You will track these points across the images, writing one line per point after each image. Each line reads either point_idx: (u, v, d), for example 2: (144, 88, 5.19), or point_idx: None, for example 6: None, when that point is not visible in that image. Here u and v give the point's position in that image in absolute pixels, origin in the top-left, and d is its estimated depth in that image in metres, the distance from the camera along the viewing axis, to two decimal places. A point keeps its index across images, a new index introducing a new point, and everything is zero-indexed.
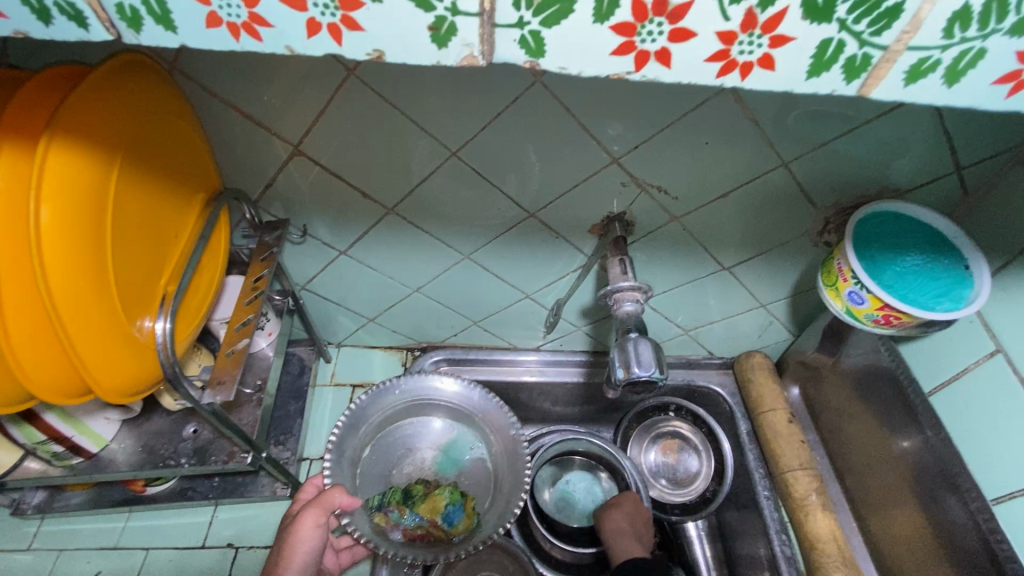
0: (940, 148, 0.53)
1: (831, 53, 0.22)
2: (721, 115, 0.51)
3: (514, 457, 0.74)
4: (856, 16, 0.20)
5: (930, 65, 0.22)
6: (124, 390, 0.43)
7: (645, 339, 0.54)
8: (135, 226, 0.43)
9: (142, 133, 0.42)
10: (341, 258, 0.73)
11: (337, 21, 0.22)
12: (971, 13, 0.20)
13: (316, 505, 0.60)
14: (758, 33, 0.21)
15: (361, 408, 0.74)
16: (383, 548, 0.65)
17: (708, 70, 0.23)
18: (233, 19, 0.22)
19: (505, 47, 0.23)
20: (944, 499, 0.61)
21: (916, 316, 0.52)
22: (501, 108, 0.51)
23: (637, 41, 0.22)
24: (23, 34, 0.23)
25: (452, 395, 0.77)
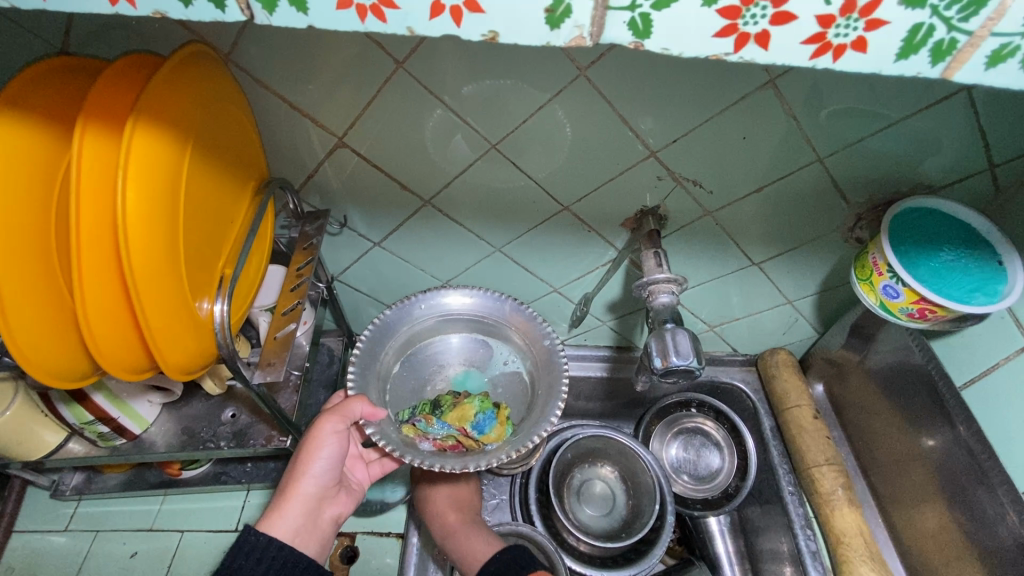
0: (976, 145, 0.54)
1: (921, 36, 0.21)
2: (760, 110, 0.52)
3: (550, 364, 0.67)
4: (948, 2, 0.20)
5: (1012, 50, 0.21)
6: (184, 367, 0.45)
7: (683, 330, 0.55)
8: (201, 209, 0.45)
9: (209, 120, 0.44)
10: (375, 249, 0.75)
11: (460, 3, 0.21)
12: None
13: (336, 413, 0.61)
14: (855, 17, 0.21)
15: (388, 322, 0.69)
16: (411, 455, 0.59)
17: (802, 53, 0.22)
18: (363, 0, 0.21)
19: (614, 29, 0.22)
20: (975, 495, 0.61)
21: (952, 310, 0.53)
22: (543, 101, 0.53)
23: (740, 24, 0.21)
24: (160, 15, 0.23)
25: (481, 308, 0.71)
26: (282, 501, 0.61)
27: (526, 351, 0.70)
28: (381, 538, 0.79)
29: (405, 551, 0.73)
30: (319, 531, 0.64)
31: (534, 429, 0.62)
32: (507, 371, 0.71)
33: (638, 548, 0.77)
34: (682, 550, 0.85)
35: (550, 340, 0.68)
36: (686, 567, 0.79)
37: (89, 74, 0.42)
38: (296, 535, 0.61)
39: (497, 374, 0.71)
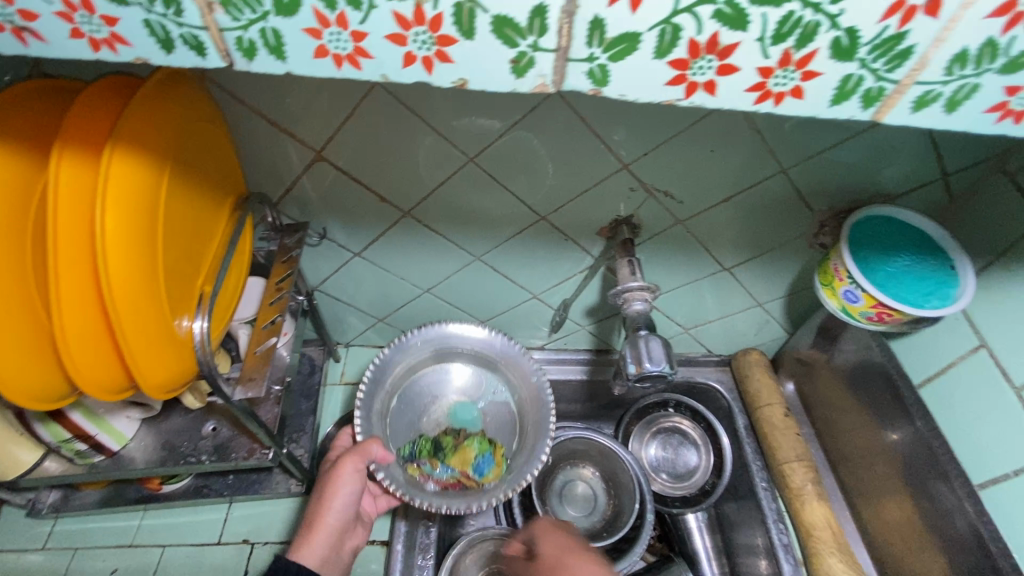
0: (928, 156, 0.57)
1: (852, 85, 0.23)
2: (726, 125, 0.54)
3: (539, 403, 0.70)
4: (875, 57, 0.22)
5: (934, 97, 0.23)
6: (163, 386, 0.45)
7: (655, 336, 0.57)
8: (181, 228, 0.45)
9: (188, 140, 0.44)
10: (356, 259, 0.75)
11: (431, 54, 0.23)
12: (968, 55, 0.21)
13: (356, 453, 0.63)
14: (791, 68, 0.22)
15: (385, 360, 0.69)
16: (417, 497, 0.64)
17: (746, 98, 0.24)
18: (339, 50, 0.23)
19: (574, 78, 0.24)
20: (934, 487, 0.65)
21: (907, 313, 0.56)
22: (518, 117, 0.54)
23: (689, 74, 0.23)
24: (144, 61, 0.25)
25: (475, 342, 0.72)
26: (310, 534, 0.62)
27: (515, 386, 0.73)
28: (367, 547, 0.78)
29: (390, 557, 0.73)
30: (340, 561, 0.66)
31: (527, 468, 0.66)
32: (498, 402, 0.73)
33: (619, 548, 0.79)
34: (662, 547, 0.87)
35: (539, 377, 0.72)
36: (666, 565, 0.81)
37: (68, 96, 0.42)
38: (323, 565, 0.62)
39: (489, 405, 0.73)
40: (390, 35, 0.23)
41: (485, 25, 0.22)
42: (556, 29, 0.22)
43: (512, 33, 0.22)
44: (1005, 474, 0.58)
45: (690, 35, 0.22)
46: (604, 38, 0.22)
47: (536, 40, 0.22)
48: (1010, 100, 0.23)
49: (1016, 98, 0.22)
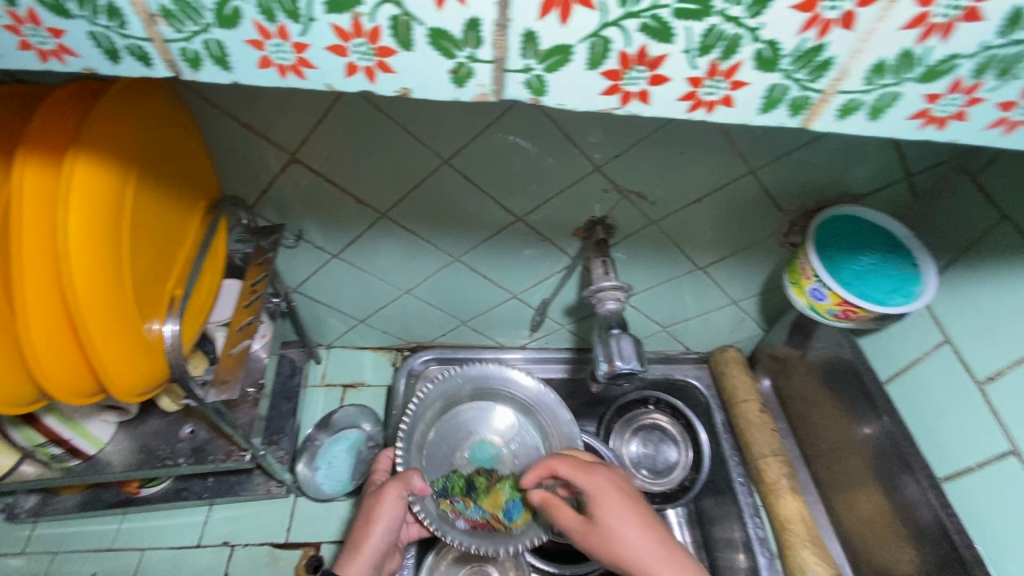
0: (892, 157, 0.58)
1: (779, 94, 0.24)
2: (693, 127, 0.55)
3: (567, 450, 0.77)
4: (797, 68, 0.23)
5: (857, 105, 0.25)
6: (134, 389, 0.45)
7: (626, 334, 0.58)
8: (151, 231, 0.45)
9: (157, 144, 0.45)
10: (334, 261, 0.75)
11: (373, 65, 0.24)
12: (886, 66, 0.23)
13: (398, 482, 0.68)
14: (720, 79, 0.24)
15: (429, 393, 0.78)
16: (449, 533, 0.72)
17: (680, 107, 0.25)
18: (282, 60, 0.24)
19: (513, 88, 0.25)
20: (902, 480, 0.66)
21: (871, 311, 0.57)
22: (490, 120, 0.55)
23: (623, 84, 0.24)
24: (91, 71, 0.25)
25: (510, 383, 0.80)
26: (355, 552, 0.65)
27: (548, 433, 0.80)
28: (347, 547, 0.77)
29: None
30: None
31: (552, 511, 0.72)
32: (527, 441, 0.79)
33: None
34: None
35: (569, 425, 0.78)
36: None
37: (33, 101, 0.42)
38: None
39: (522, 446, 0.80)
40: (331, 46, 0.23)
41: (423, 37, 0.23)
42: (491, 42, 0.23)
43: (449, 45, 0.23)
44: (967, 467, 0.59)
45: (620, 47, 0.23)
46: (538, 50, 0.23)
47: (473, 52, 0.23)
48: (930, 107, 0.24)
49: (936, 105, 0.24)
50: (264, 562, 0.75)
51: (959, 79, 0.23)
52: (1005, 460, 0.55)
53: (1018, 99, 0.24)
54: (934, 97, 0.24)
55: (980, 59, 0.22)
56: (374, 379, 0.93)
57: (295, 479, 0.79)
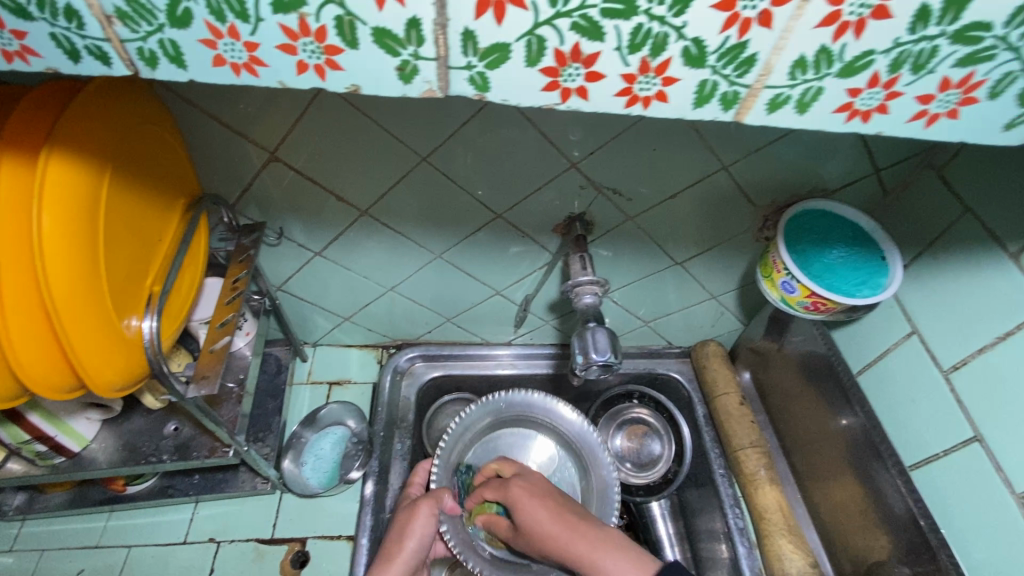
0: (860, 153, 0.59)
1: (709, 89, 0.26)
2: (666, 125, 0.56)
3: (604, 496, 0.79)
4: (723, 64, 0.25)
5: (784, 99, 0.26)
6: (113, 384, 0.46)
7: (602, 328, 0.60)
8: (128, 229, 0.46)
9: (133, 143, 0.45)
10: (317, 259, 0.76)
11: (321, 63, 0.25)
12: (806, 62, 0.25)
13: (431, 500, 0.71)
14: (652, 75, 0.25)
15: (470, 417, 0.82)
16: (472, 558, 0.74)
17: (617, 102, 0.26)
18: (235, 59, 0.25)
19: (458, 84, 0.26)
20: (874, 469, 0.68)
21: (840, 303, 0.59)
22: (466, 118, 0.56)
23: (561, 80, 0.25)
24: (54, 70, 0.26)
25: (553, 416, 0.83)
26: (386, 565, 0.68)
27: (586, 472, 0.82)
28: (333, 542, 0.77)
29: (355, 553, 0.75)
30: None
31: None
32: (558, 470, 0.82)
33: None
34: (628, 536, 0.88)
35: (609, 471, 0.80)
36: None
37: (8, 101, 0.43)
38: None
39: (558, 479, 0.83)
40: (280, 45, 0.25)
41: (367, 36, 0.24)
42: (433, 40, 0.24)
43: (393, 44, 0.24)
44: (935, 454, 0.61)
45: (554, 45, 0.24)
46: (477, 47, 0.24)
47: (416, 50, 0.25)
48: (852, 100, 0.26)
49: (858, 99, 0.26)
50: (250, 558, 0.76)
51: (876, 73, 0.25)
52: (969, 446, 0.56)
53: (935, 92, 0.26)
54: (855, 91, 0.26)
55: (894, 54, 0.24)
56: (360, 376, 0.94)
57: (281, 475, 0.81)
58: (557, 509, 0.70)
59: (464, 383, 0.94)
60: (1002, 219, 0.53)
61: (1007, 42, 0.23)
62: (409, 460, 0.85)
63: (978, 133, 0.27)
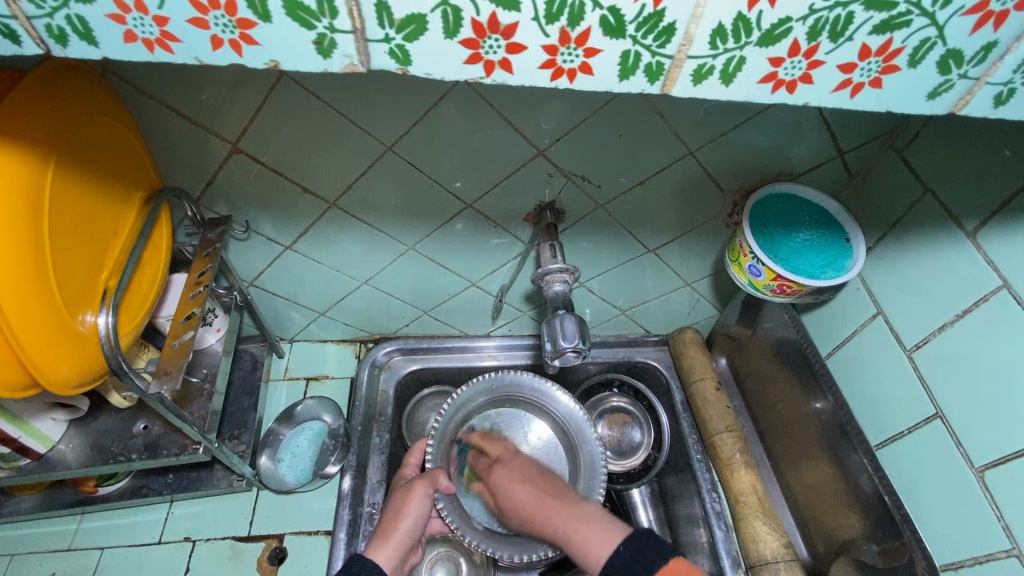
0: (824, 136, 0.60)
1: (632, 61, 0.26)
2: (629, 111, 0.56)
3: (592, 471, 0.79)
4: (643, 33, 0.25)
5: (708, 69, 0.27)
6: (69, 381, 0.45)
7: (569, 316, 0.61)
8: (75, 222, 0.45)
9: (79, 132, 0.44)
10: (287, 253, 0.75)
11: (236, 38, 0.25)
12: (725, 30, 0.25)
13: (425, 481, 0.71)
14: (573, 46, 0.26)
15: (461, 397, 0.82)
16: (468, 533, 0.74)
17: (542, 75, 0.27)
18: (146, 35, 0.25)
19: (379, 58, 0.26)
20: (844, 450, 0.69)
21: (805, 284, 0.59)
22: (429, 105, 0.55)
23: (483, 52, 0.26)
24: None
25: (541, 394, 0.84)
26: (384, 540, 0.67)
27: (574, 451, 0.82)
28: (310, 538, 0.77)
29: (333, 547, 0.74)
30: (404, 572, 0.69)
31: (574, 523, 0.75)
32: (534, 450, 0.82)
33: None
34: None
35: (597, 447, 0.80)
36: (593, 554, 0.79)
37: None
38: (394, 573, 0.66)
39: (547, 456, 0.83)
40: (191, 19, 0.24)
41: (278, 8, 0.24)
42: (347, 12, 0.24)
43: (307, 16, 0.24)
44: (899, 433, 0.62)
45: (471, 15, 0.24)
46: (393, 19, 0.25)
47: (331, 22, 0.24)
48: (776, 71, 0.27)
49: (781, 69, 0.27)
50: (226, 555, 0.75)
51: (796, 41, 0.26)
52: (932, 423, 0.57)
53: (857, 60, 0.27)
54: (777, 60, 0.27)
55: (811, 22, 0.25)
56: (338, 371, 0.93)
57: (257, 472, 0.80)
58: (540, 490, 0.68)
59: (443, 376, 0.93)
60: (961, 199, 0.53)
61: (921, 8, 0.25)
62: (387, 454, 0.83)
63: (904, 102, 0.29)
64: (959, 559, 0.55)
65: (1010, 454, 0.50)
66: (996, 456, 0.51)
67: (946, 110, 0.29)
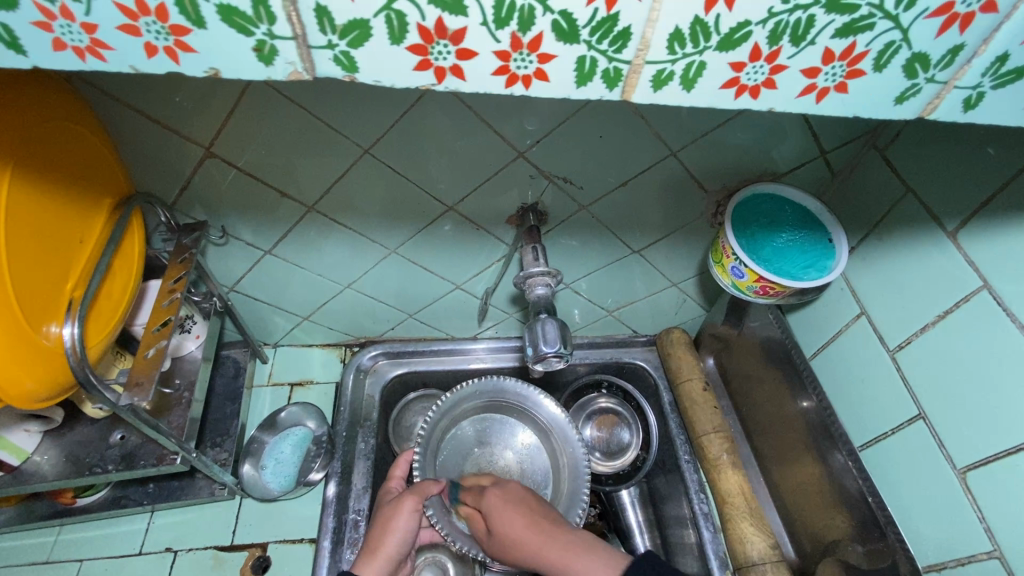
0: (806, 135, 0.59)
1: (588, 67, 0.26)
2: (608, 113, 0.55)
3: (576, 474, 0.79)
4: (597, 38, 0.25)
5: (668, 74, 0.26)
6: (34, 394, 0.45)
7: (551, 320, 0.63)
8: (31, 233, 0.44)
9: (26, 142, 0.43)
10: (267, 258, 0.74)
11: (171, 45, 0.24)
12: (683, 34, 0.25)
13: (415, 494, 0.70)
14: (526, 51, 0.25)
15: (446, 405, 0.81)
16: (460, 541, 0.74)
17: (496, 81, 0.26)
18: (75, 43, 0.24)
19: (324, 64, 0.26)
20: (830, 451, 0.68)
21: (787, 286, 0.59)
22: (404, 109, 0.54)
23: (432, 58, 0.25)
24: None
25: (523, 399, 0.83)
26: (371, 557, 0.66)
27: (557, 454, 0.82)
28: (295, 546, 0.76)
29: (317, 556, 0.73)
30: None
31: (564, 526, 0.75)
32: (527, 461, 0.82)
33: None
34: (602, 525, 0.88)
35: (581, 451, 0.80)
36: None
37: None
38: None
39: (529, 461, 0.83)
40: (121, 26, 0.23)
41: (213, 14, 0.23)
42: (285, 18, 0.24)
43: (245, 23, 0.24)
44: (883, 433, 0.61)
45: (416, 21, 0.24)
46: (335, 25, 0.24)
47: (270, 29, 0.24)
48: (737, 76, 0.26)
49: (743, 74, 0.26)
50: (209, 565, 0.74)
51: (757, 45, 0.25)
52: (915, 424, 0.57)
53: (821, 65, 0.26)
54: (739, 65, 0.26)
55: (770, 25, 0.25)
56: (323, 376, 0.92)
57: (239, 480, 0.79)
58: (531, 517, 0.66)
59: (429, 379, 0.92)
60: (943, 199, 0.53)
61: (884, 10, 0.24)
62: (372, 459, 0.82)
63: (872, 105, 0.28)
64: (942, 560, 0.55)
65: (991, 455, 0.50)
66: (978, 457, 0.51)
67: (915, 113, 0.29)
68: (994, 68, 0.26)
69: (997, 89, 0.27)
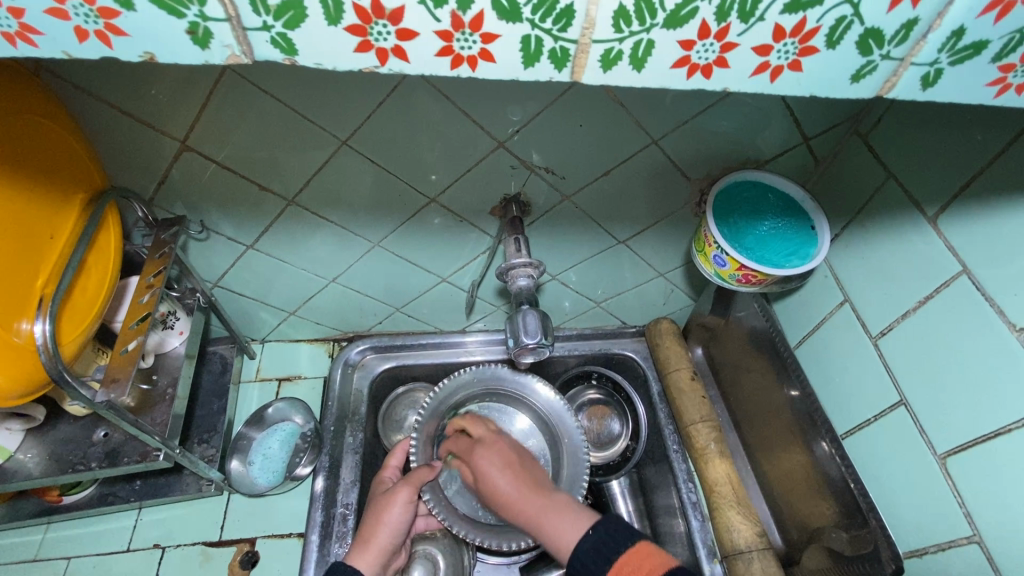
0: (787, 121, 0.59)
1: (534, 47, 0.25)
2: (586, 102, 0.55)
3: (576, 459, 0.79)
4: (540, 16, 0.24)
5: (617, 54, 0.26)
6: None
7: (532, 311, 0.63)
8: None
9: None
10: (250, 252, 0.73)
11: (101, 28, 0.24)
12: (628, 12, 0.24)
13: (410, 483, 0.70)
14: (468, 31, 0.25)
15: (444, 392, 0.81)
16: (457, 526, 0.74)
17: (440, 63, 0.26)
18: (4, 28, 0.23)
19: (262, 47, 0.25)
20: (815, 439, 0.69)
21: (768, 274, 0.59)
22: (380, 100, 0.53)
23: (372, 39, 0.25)
24: None
25: (520, 385, 0.83)
26: (365, 546, 0.66)
27: (556, 441, 0.82)
28: (283, 540, 0.76)
29: (305, 550, 0.73)
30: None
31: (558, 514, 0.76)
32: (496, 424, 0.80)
33: None
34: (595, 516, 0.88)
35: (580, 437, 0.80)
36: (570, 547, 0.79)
37: None
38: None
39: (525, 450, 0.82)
40: (48, 10, 0.23)
41: None
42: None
43: (174, 4, 0.23)
44: (866, 421, 0.62)
45: (352, 1, 0.23)
46: (268, 6, 0.24)
47: (201, 10, 0.23)
48: (688, 55, 0.26)
49: (693, 53, 0.26)
50: (197, 561, 0.74)
51: (704, 22, 0.25)
52: (896, 410, 0.57)
53: (772, 42, 0.26)
54: (688, 44, 0.26)
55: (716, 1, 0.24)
56: (311, 371, 0.92)
57: (226, 476, 0.79)
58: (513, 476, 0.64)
59: (418, 373, 0.92)
60: (924, 184, 0.53)
61: None
62: (361, 453, 0.82)
63: (828, 85, 0.28)
64: (924, 546, 0.55)
65: (972, 440, 0.50)
66: (957, 443, 0.51)
67: (872, 93, 0.28)
68: (951, 44, 0.26)
69: (955, 66, 0.27)
